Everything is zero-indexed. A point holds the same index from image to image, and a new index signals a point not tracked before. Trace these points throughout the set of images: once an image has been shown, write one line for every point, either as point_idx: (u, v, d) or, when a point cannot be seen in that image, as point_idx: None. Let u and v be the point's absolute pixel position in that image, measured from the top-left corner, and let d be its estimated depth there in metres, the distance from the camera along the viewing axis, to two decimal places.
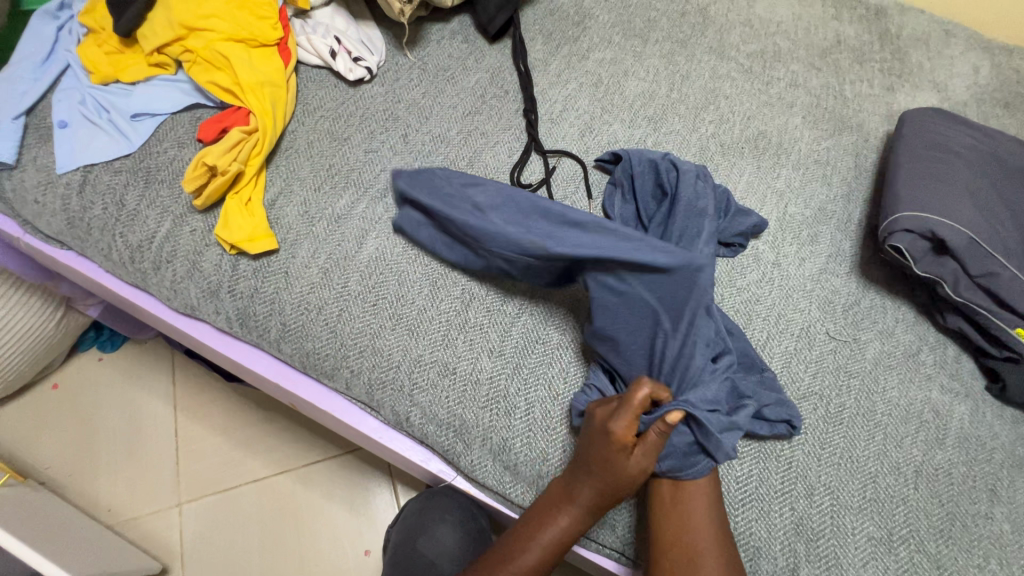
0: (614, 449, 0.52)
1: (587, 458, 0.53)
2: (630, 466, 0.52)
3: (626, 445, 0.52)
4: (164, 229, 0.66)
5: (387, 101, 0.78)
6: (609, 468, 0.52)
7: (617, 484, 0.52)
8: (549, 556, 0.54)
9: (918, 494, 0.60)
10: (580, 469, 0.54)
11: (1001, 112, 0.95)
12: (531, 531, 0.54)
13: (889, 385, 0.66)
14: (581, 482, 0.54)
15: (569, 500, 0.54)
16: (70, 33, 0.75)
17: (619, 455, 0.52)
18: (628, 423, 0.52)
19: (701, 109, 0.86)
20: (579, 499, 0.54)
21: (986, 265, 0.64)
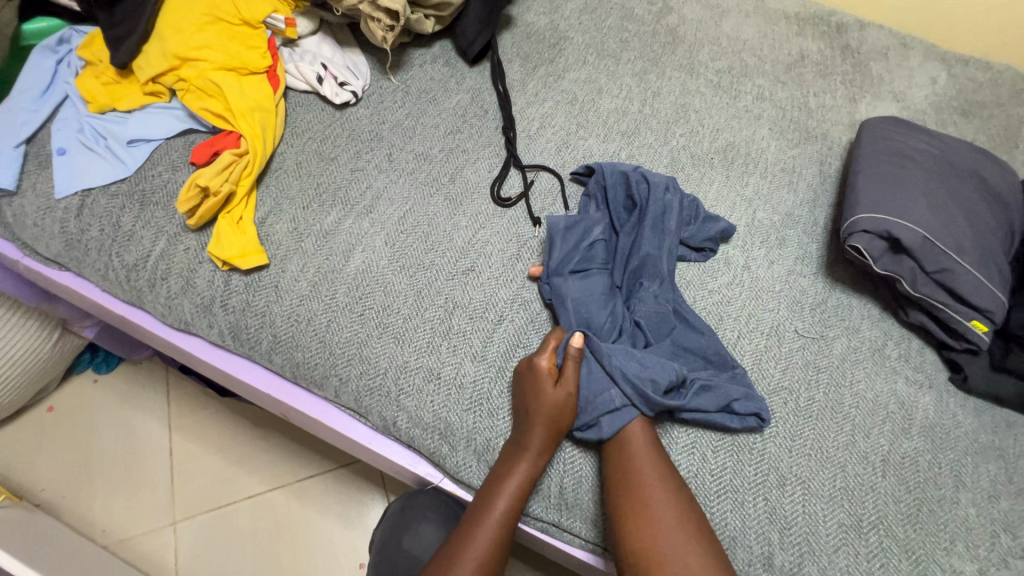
0: (541, 378, 0.59)
1: (525, 400, 0.59)
2: (558, 392, 0.58)
3: (549, 373, 0.59)
4: (159, 247, 0.69)
5: (372, 122, 0.82)
6: (542, 400, 0.58)
7: (554, 413, 0.58)
8: (512, 509, 0.56)
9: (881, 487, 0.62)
10: (523, 414, 0.59)
11: (959, 119, 1.01)
12: (490, 491, 0.57)
13: (857, 378, 0.69)
14: (527, 428, 0.58)
15: (521, 447, 0.58)
16: (69, 66, 0.79)
17: (546, 384, 0.58)
18: (546, 356, 0.61)
19: (672, 123, 0.91)
20: (530, 443, 0.57)
21: (941, 262, 0.67)
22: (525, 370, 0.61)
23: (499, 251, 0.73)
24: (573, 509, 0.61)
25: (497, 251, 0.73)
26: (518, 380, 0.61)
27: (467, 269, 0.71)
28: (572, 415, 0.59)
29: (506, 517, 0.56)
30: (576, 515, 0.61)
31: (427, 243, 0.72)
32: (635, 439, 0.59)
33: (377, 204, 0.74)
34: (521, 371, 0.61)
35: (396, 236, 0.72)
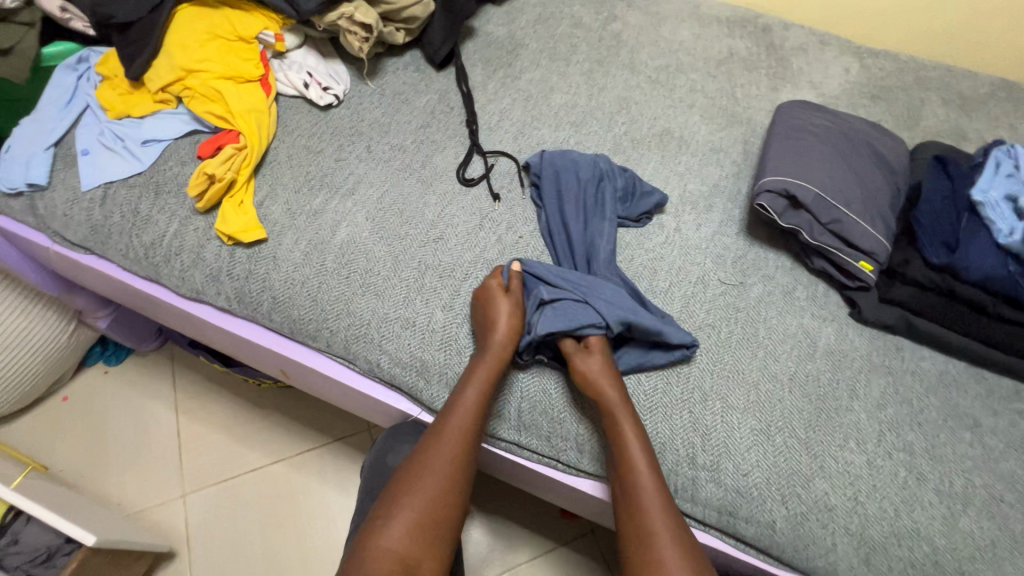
0: (493, 291, 0.73)
1: (483, 311, 0.73)
2: (510, 300, 0.73)
3: (499, 287, 0.74)
4: (173, 228, 0.81)
5: (352, 120, 0.95)
6: (496, 307, 0.72)
7: (508, 315, 0.71)
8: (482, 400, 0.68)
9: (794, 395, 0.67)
10: (483, 325, 0.72)
11: (869, 102, 1.15)
12: (460, 388, 0.69)
13: (770, 315, 0.82)
14: (489, 332, 0.71)
15: (483, 348, 0.71)
16: (88, 81, 0.91)
17: (497, 295, 0.73)
18: (496, 278, 0.75)
19: (615, 113, 1.05)
20: (491, 343, 0.70)
21: (832, 214, 0.81)
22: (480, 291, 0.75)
23: (465, 222, 0.85)
24: (531, 429, 0.73)
25: (462, 222, 0.85)
26: (476, 300, 0.75)
27: (437, 237, 0.83)
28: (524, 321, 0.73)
29: (475, 407, 0.68)
30: (534, 434, 0.73)
31: (403, 219, 0.84)
32: (599, 378, 0.69)
33: (358, 187, 0.87)
34: (477, 294, 0.75)
35: (375, 213, 0.84)
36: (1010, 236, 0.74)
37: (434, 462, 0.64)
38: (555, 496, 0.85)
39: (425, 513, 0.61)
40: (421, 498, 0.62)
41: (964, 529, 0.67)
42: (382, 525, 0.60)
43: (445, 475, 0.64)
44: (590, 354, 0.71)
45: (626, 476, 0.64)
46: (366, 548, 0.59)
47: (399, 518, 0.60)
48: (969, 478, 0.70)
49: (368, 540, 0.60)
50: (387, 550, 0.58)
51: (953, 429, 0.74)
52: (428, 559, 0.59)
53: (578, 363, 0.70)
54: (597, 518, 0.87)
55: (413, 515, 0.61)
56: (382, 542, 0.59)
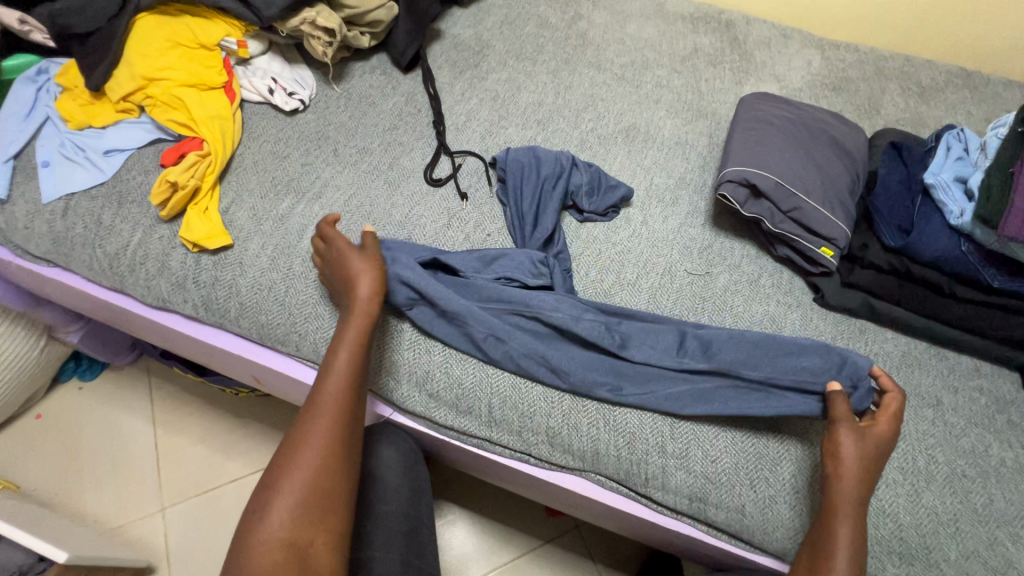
0: (337, 247, 0.72)
1: (340, 270, 0.71)
2: (362, 256, 0.71)
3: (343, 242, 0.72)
4: (137, 237, 0.80)
5: (319, 124, 0.95)
6: (351, 262, 0.70)
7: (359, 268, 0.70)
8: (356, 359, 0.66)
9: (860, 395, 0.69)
10: (344, 288, 0.70)
11: (830, 93, 1.17)
12: (332, 350, 0.66)
13: (736, 303, 0.83)
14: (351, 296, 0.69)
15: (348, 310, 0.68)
16: (47, 92, 0.90)
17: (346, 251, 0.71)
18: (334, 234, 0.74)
19: (582, 110, 1.06)
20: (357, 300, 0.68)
21: (793, 202, 0.82)
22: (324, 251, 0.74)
23: (432, 222, 0.86)
24: (500, 425, 0.74)
25: (430, 223, 0.86)
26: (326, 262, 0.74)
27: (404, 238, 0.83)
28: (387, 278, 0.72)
29: (349, 369, 0.65)
30: (504, 429, 0.74)
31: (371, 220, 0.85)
32: (849, 462, 0.62)
33: (326, 191, 0.87)
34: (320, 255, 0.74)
35: (342, 215, 0.84)
36: (961, 217, 0.76)
37: (310, 436, 0.61)
38: (532, 491, 0.86)
39: (309, 490, 0.58)
40: (299, 475, 0.59)
41: (927, 505, 0.68)
42: (258, 517, 0.57)
43: (322, 445, 0.60)
44: (844, 431, 0.64)
45: (824, 561, 0.59)
46: (246, 544, 0.56)
47: (280, 501, 0.57)
48: (932, 455, 0.72)
49: (250, 534, 0.56)
50: (270, 540, 0.56)
51: (916, 408, 0.75)
52: (319, 536, 0.57)
53: (840, 440, 0.63)
54: (575, 512, 0.88)
55: (295, 494, 0.58)
56: (263, 532, 0.56)
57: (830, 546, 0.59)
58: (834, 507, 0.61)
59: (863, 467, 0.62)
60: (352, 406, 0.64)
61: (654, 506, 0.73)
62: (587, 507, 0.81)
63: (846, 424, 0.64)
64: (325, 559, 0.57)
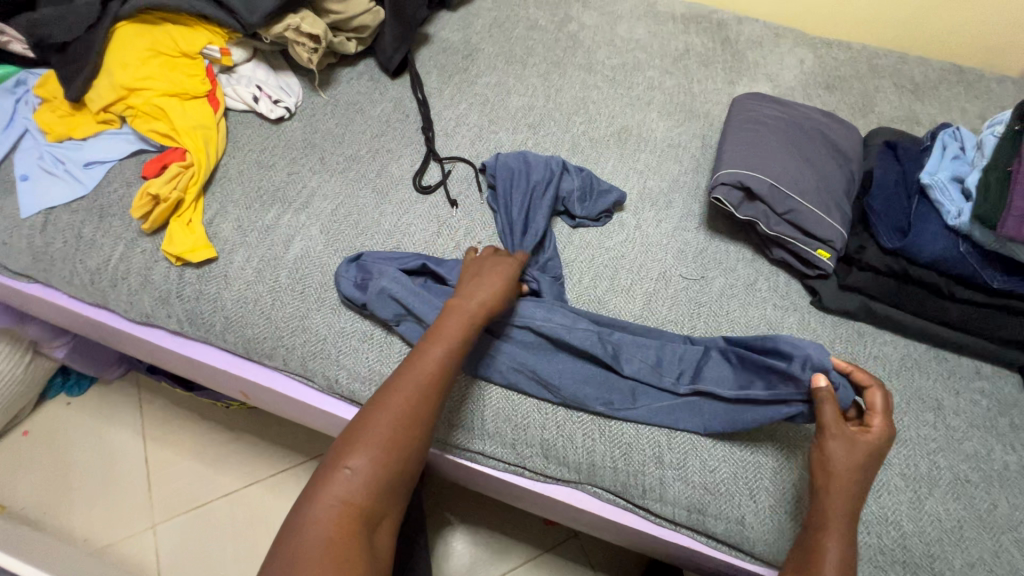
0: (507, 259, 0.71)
1: (486, 270, 0.69)
2: (511, 269, 0.70)
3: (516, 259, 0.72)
4: (119, 251, 0.79)
5: (305, 132, 0.93)
6: (499, 271, 0.69)
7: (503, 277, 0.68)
8: (463, 348, 0.63)
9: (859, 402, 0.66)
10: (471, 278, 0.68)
11: (823, 92, 1.16)
12: (445, 328, 0.63)
13: (732, 308, 0.82)
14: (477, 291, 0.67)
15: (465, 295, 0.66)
16: (26, 104, 0.89)
17: (507, 264, 0.70)
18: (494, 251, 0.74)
19: (573, 113, 1.04)
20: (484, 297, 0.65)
21: (788, 204, 0.81)
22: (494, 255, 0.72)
23: (421, 231, 0.84)
24: (494, 438, 0.72)
25: (419, 231, 0.84)
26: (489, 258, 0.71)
27: (393, 248, 0.82)
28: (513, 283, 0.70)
29: (454, 353, 0.62)
30: (497, 442, 0.72)
31: (359, 230, 0.83)
32: (842, 471, 0.60)
33: (313, 201, 0.85)
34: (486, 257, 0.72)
35: (329, 225, 0.83)
36: (959, 217, 0.75)
37: (398, 408, 0.58)
38: (527, 503, 0.84)
39: (391, 466, 0.56)
40: (380, 447, 0.56)
41: (930, 512, 0.67)
42: (333, 476, 0.54)
43: (409, 423, 0.58)
44: (833, 438, 0.61)
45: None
46: (316, 498, 0.53)
47: (368, 463, 0.55)
48: (934, 460, 0.70)
49: (326, 488, 0.54)
50: (340, 501, 0.53)
51: (917, 412, 0.74)
52: (386, 516, 0.55)
53: (829, 447, 0.61)
54: (573, 524, 0.86)
55: (381, 463, 0.55)
56: (341, 490, 0.53)
57: (821, 561, 0.56)
58: (824, 520, 0.59)
59: (851, 475, 0.60)
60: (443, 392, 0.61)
61: (652, 518, 0.71)
62: (583, 519, 0.79)
63: (835, 430, 0.61)
64: (386, 539, 0.55)
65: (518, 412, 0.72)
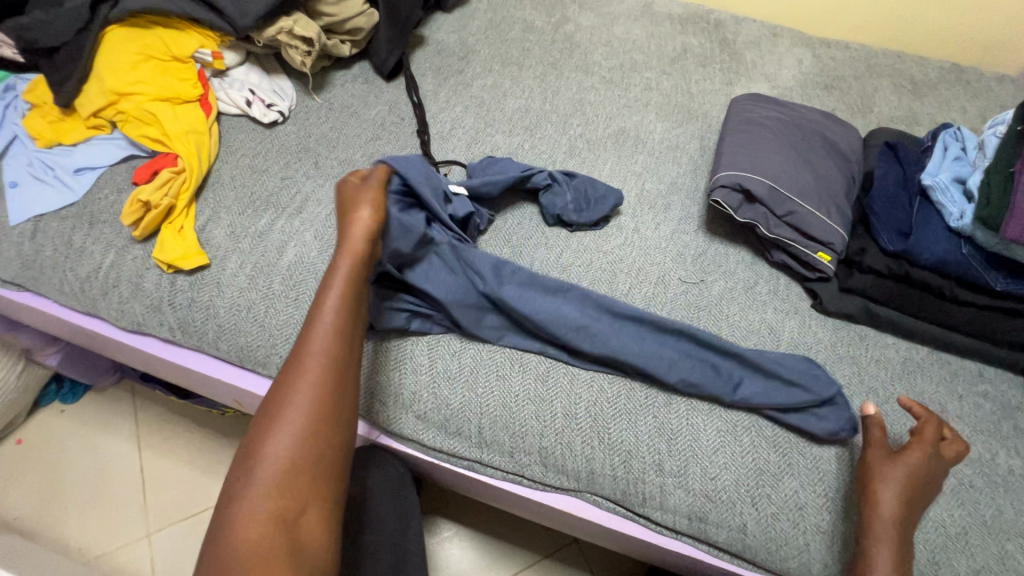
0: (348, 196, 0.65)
1: (344, 211, 0.64)
2: (369, 195, 0.64)
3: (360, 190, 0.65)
4: (109, 259, 0.77)
5: (299, 136, 0.92)
6: (359, 205, 0.63)
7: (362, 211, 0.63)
8: (344, 301, 0.59)
9: (880, 414, 0.69)
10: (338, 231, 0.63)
11: (822, 92, 1.15)
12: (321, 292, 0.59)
13: (732, 312, 0.81)
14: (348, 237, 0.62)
15: (339, 252, 0.62)
16: (15, 110, 0.87)
17: (356, 195, 0.64)
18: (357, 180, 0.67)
19: (570, 115, 1.03)
20: (348, 240, 0.61)
21: (787, 207, 0.80)
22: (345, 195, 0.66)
23: None
24: (491, 446, 0.71)
25: None
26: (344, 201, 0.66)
27: None
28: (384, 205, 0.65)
29: (340, 313, 0.58)
30: (495, 450, 0.71)
31: None
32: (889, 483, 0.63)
33: (307, 206, 0.84)
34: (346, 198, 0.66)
35: (324, 230, 0.81)
36: (961, 220, 0.74)
37: (296, 391, 0.54)
38: (526, 511, 0.83)
39: (291, 450, 0.52)
40: (280, 432, 0.52)
41: (935, 518, 0.66)
42: (239, 481, 0.51)
43: (306, 398, 0.54)
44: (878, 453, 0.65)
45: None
46: (226, 514, 0.49)
47: (264, 460, 0.51)
48: None
49: (232, 501, 0.50)
50: (246, 509, 0.49)
51: None
52: (309, 507, 0.51)
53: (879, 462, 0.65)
54: (572, 531, 0.85)
55: (278, 456, 0.51)
56: (244, 502, 0.49)
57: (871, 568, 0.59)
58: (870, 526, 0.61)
59: (903, 492, 0.62)
60: (339, 355, 0.57)
61: (653, 526, 0.70)
62: (583, 527, 0.78)
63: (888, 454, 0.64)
64: (316, 530, 0.51)
65: (517, 419, 0.70)
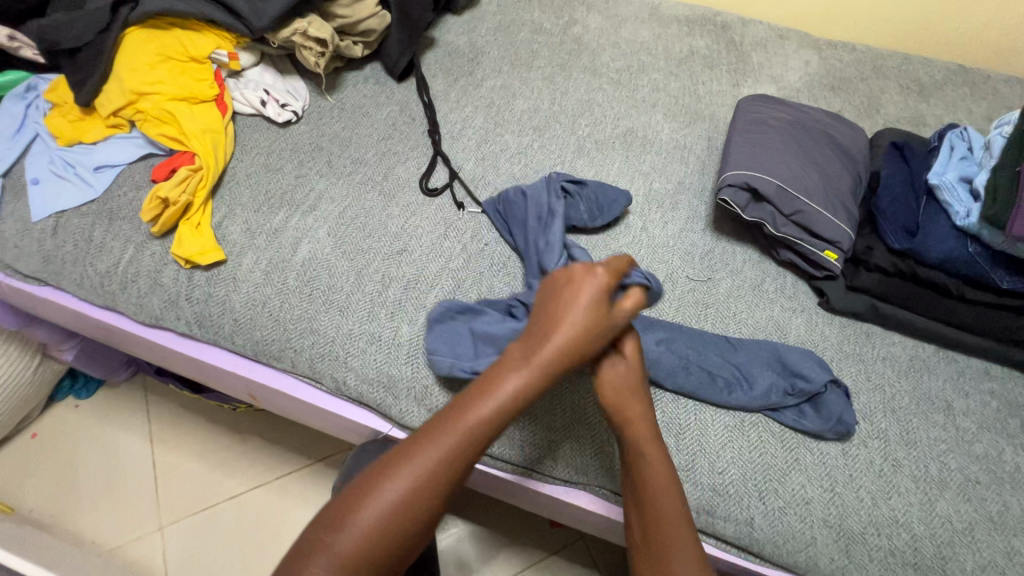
0: (582, 291, 0.63)
1: (564, 306, 0.62)
2: (596, 311, 0.62)
3: (604, 296, 0.63)
4: (128, 254, 0.79)
5: (312, 136, 0.94)
6: (574, 315, 0.61)
7: (583, 329, 0.61)
8: (501, 417, 0.58)
9: (830, 399, 0.71)
10: (547, 318, 0.63)
11: (829, 93, 1.16)
12: (490, 387, 0.59)
13: (740, 309, 0.82)
14: (541, 346, 0.61)
15: (531, 359, 0.60)
16: (37, 109, 0.89)
17: (585, 297, 0.62)
18: (606, 271, 0.64)
19: (578, 116, 1.05)
20: (546, 354, 0.60)
21: (795, 206, 0.81)
22: (572, 281, 0.64)
23: (428, 233, 0.84)
24: (502, 439, 0.72)
25: (426, 233, 0.84)
26: (564, 290, 0.64)
27: (400, 249, 0.82)
28: (603, 339, 0.63)
29: (489, 424, 0.57)
30: (506, 443, 0.72)
31: (365, 232, 0.83)
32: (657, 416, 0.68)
33: (320, 203, 0.85)
34: (569, 283, 0.64)
35: (337, 228, 0.83)
36: (968, 218, 0.75)
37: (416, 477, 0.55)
38: (535, 506, 0.84)
39: (383, 536, 0.53)
40: (385, 506, 0.53)
41: (941, 514, 0.67)
42: (330, 539, 0.52)
43: (418, 482, 0.55)
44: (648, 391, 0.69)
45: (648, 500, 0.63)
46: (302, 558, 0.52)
47: (358, 533, 0.52)
48: (944, 462, 0.70)
49: (317, 546, 0.52)
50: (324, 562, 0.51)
51: (926, 413, 0.74)
52: None
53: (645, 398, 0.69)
54: (580, 526, 0.86)
55: (372, 534, 0.52)
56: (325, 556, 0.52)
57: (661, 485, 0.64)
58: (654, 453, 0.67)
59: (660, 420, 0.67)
60: (466, 465, 0.57)
61: None
62: (592, 521, 0.79)
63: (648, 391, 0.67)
64: None
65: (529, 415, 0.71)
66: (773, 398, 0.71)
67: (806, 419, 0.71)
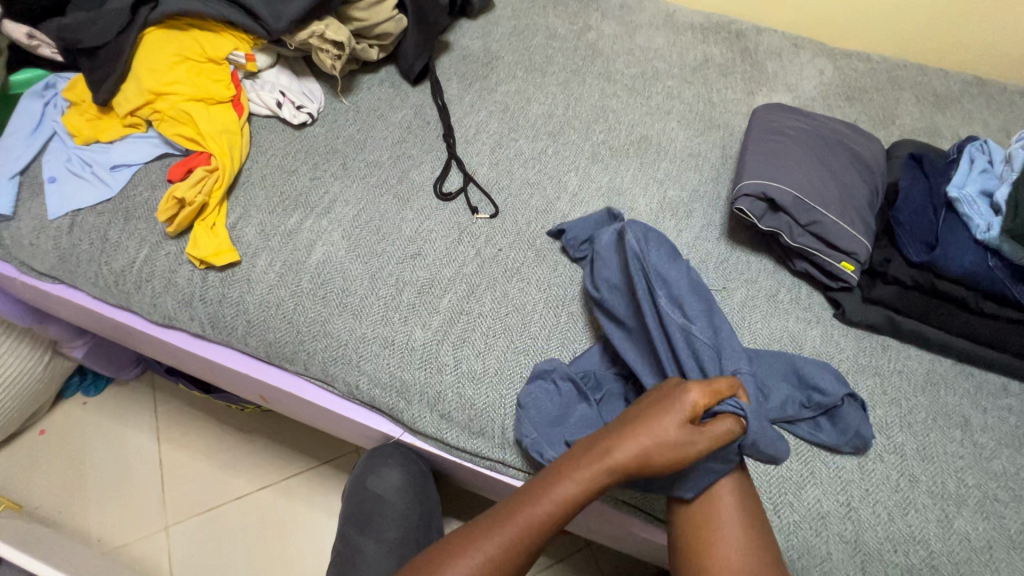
0: (675, 411, 0.59)
1: (645, 417, 0.60)
2: (674, 436, 0.58)
3: (691, 415, 0.59)
4: (143, 254, 0.80)
5: (327, 138, 0.94)
6: (655, 435, 0.59)
7: (657, 449, 0.59)
8: (557, 511, 0.59)
9: (847, 410, 0.70)
10: (625, 425, 0.61)
11: (844, 103, 1.16)
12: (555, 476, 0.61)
13: (755, 320, 0.81)
14: (609, 454, 0.60)
15: (594, 457, 0.60)
16: (55, 107, 0.90)
17: (673, 423, 0.59)
18: (703, 396, 0.59)
19: (592, 122, 1.04)
20: (612, 457, 0.59)
21: (812, 216, 0.80)
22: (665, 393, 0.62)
23: (443, 238, 0.84)
24: (514, 446, 0.71)
25: (440, 237, 0.84)
26: (657, 402, 0.61)
27: (415, 253, 0.82)
28: (675, 465, 0.59)
29: (546, 517, 0.59)
30: (519, 451, 0.71)
31: (378, 236, 0.83)
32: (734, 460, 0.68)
33: (335, 206, 0.85)
34: (666, 394, 0.61)
35: (351, 230, 0.83)
36: (988, 232, 0.74)
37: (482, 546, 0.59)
38: None
39: None
40: None
41: (959, 531, 0.66)
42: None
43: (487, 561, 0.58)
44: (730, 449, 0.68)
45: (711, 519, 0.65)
46: None
47: None
48: (962, 478, 0.69)
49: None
50: None
51: (944, 428, 0.73)
52: None
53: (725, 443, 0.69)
54: (588, 532, 0.86)
55: None
56: None
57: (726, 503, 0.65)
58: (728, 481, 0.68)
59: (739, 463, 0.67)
60: (521, 551, 0.59)
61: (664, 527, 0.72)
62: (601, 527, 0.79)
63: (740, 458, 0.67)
64: None
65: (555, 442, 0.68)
66: (789, 411, 0.70)
67: (821, 433, 0.70)
